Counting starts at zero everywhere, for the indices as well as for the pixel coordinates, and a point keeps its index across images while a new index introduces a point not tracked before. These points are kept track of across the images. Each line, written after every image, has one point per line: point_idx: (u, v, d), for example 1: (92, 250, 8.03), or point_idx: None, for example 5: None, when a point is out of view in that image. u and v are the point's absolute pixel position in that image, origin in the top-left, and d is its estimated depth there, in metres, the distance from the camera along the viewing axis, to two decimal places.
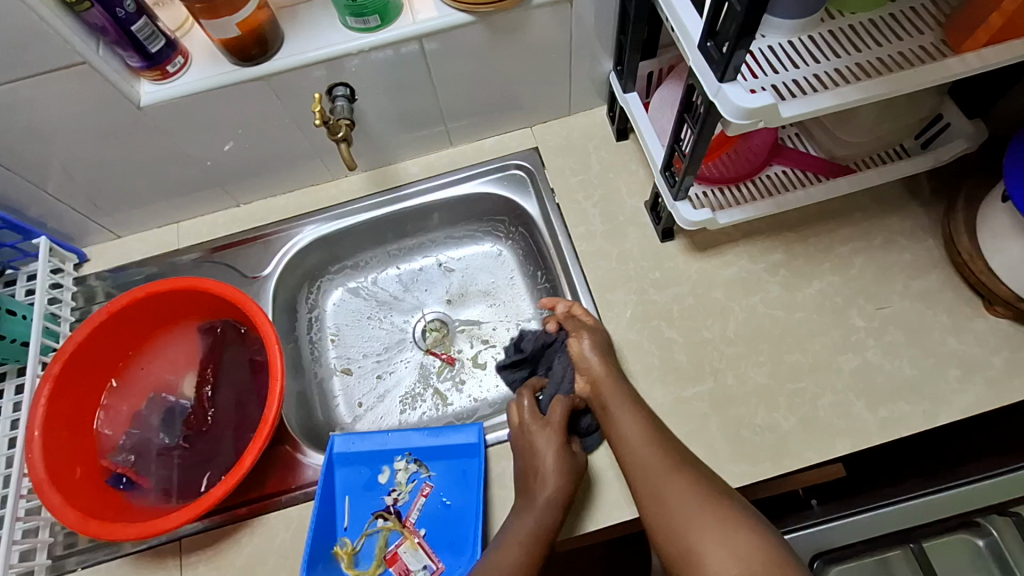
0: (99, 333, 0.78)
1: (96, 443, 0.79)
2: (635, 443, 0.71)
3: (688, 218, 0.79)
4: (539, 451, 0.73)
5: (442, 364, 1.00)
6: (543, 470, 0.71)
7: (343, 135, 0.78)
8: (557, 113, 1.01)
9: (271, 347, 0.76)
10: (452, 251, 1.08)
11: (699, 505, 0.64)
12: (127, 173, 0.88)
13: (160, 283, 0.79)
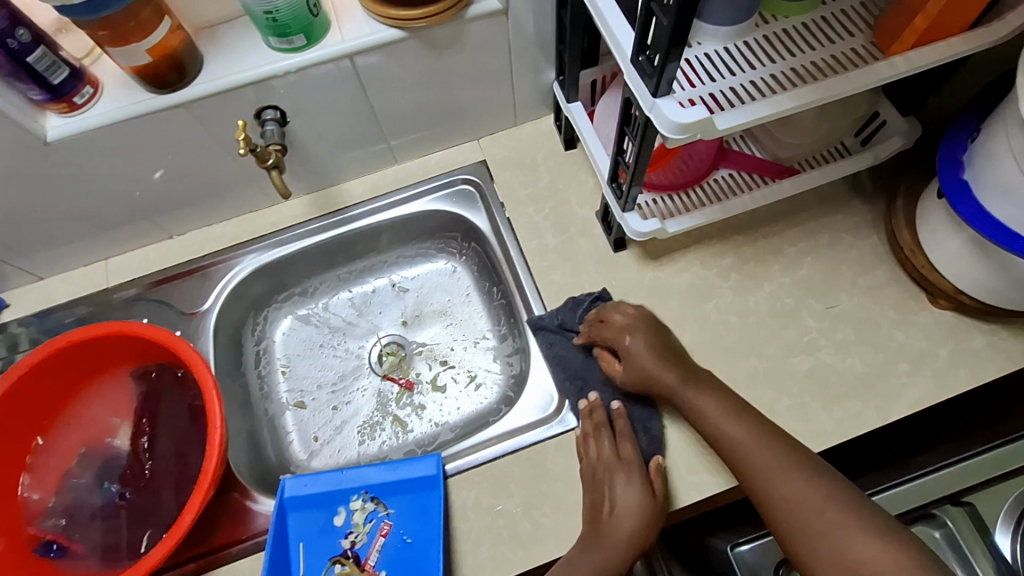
0: (16, 390, 0.72)
1: (21, 509, 0.73)
2: (732, 438, 0.68)
3: (637, 230, 0.78)
4: (615, 490, 0.71)
5: (400, 390, 0.97)
6: (618, 508, 0.70)
7: (274, 161, 0.73)
8: (502, 124, 0.99)
9: (208, 392, 0.71)
10: (404, 271, 1.05)
11: (804, 504, 0.62)
12: (43, 212, 0.81)
13: (83, 330, 0.73)
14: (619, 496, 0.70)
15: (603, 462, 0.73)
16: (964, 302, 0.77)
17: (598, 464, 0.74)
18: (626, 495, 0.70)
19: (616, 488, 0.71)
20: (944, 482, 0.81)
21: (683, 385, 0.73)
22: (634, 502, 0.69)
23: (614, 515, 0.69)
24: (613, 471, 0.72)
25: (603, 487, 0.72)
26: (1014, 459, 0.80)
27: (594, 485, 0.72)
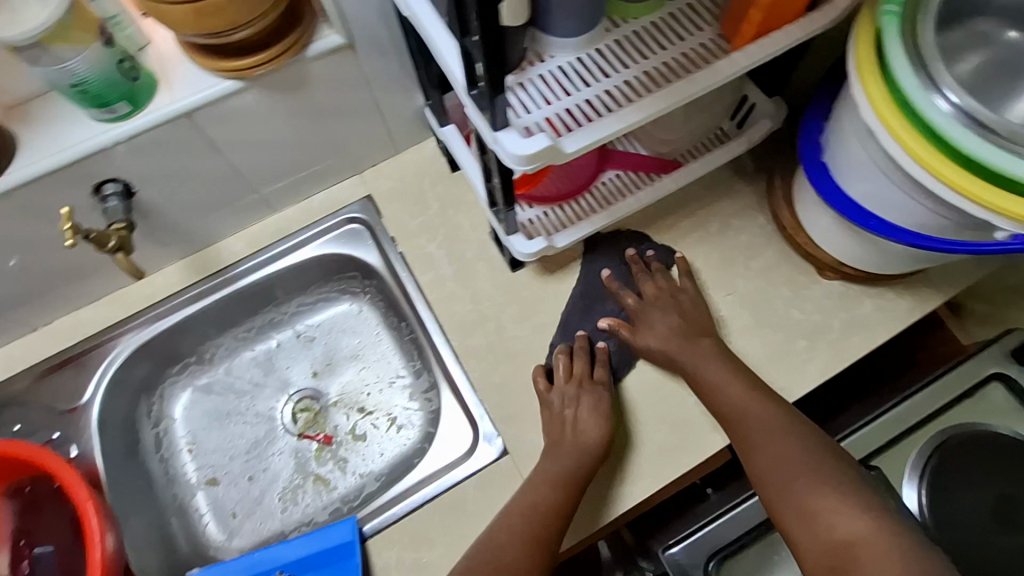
0: None
1: None
2: (736, 407, 0.71)
3: (524, 251, 0.77)
4: (582, 412, 0.75)
5: (319, 446, 0.93)
6: (579, 431, 0.74)
7: (115, 244, 0.68)
8: (383, 155, 0.94)
9: (87, 508, 0.66)
10: (308, 319, 1.00)
11: (802, 478, 0.64)
12: None
13: None
14: (581, 417, 0.74)
15: (570, 386, 0.77)
16: (848, 272, 0.80)
17: (568, 386, 0.77)
18: (588, 414, 0.74)
19: (582, 407, 0.75)
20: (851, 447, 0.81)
21: (695, 347, 0.76)
22: (594, 425, 0.73)
23: (575, 437, 0.73)
24: (576, 395, 0.76)
25: (567, 409, 0.75)
26: (912, 414, 0.81)
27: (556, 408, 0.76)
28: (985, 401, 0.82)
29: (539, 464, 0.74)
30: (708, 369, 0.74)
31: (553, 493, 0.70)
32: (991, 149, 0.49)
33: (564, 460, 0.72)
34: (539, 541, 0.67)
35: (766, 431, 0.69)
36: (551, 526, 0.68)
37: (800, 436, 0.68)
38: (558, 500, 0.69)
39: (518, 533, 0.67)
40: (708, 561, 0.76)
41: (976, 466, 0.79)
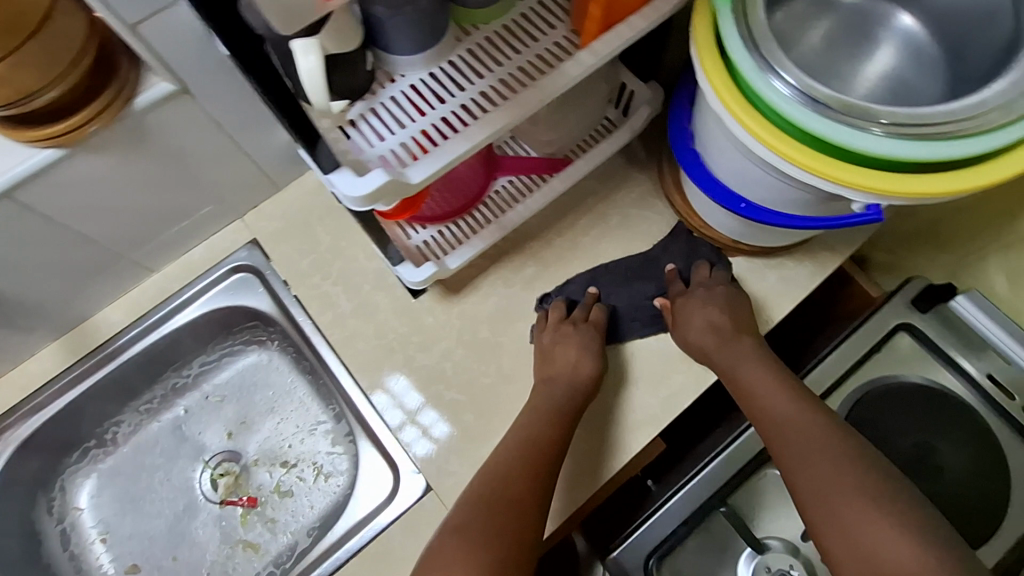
0: None
1: None
2: (775, 408, 0.67)
3: (413, 280, 0.74)
4: (568, 347, 0.77)
5: (245, 510, 0.88)
6: (563, 363, 0.76)
7: None
8: (262, 194, 0.88)
9: None
10: (215, 377, 0.94)
11: (845, 492, 0.59)
12: None
13: None
14: (571, 355, 0.76)
15: (564, 328, 0.79)
16: (743, 248, 0.80)
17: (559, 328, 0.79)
18: (581, 352, 0.76)
19: (577, 346, 0.77)
20: None
21: (735, 348, 0.74)
22: (583, 362, 0.76)
23: (565, 373, 0.75)
24: (569, 336, 0.78)
25: (562, 350, 0.77)
26: (828, 375, 0.81)
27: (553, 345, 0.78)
28: (895, 350, 0.82)
29: (530, 404, 0.75)
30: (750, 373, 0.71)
31: (543, 431, 0.71)
32: (828, 124, 0.49)
33: (556, 393, 0.74)
34: (536, 471, 0.67)
35: (811, 437, 0.64)
36: (545, 457, 0.69)
37: (846, 445, 0.62)
38: (549, 433, 0.71)
39: (516, 468, 0.67)
40: (647, 560, 0.76)
41: (891, 418, 0.80)
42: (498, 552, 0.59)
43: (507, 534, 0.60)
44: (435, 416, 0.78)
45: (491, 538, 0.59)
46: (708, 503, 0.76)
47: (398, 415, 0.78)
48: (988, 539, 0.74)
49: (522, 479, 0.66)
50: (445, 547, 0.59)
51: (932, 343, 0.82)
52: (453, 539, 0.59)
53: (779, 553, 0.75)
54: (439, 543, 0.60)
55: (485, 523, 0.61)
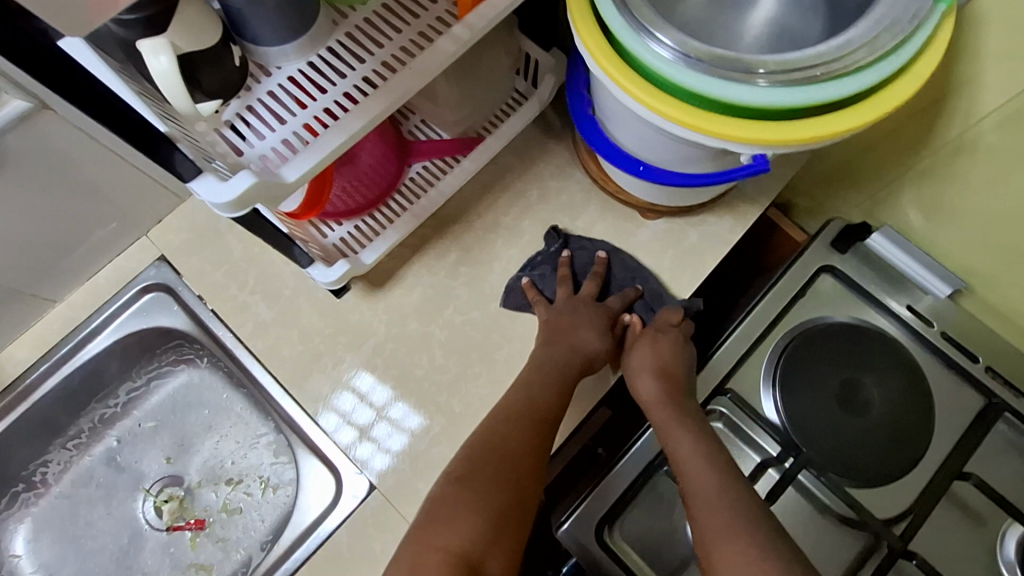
0: None
1: None
2: (699, 487, 0.65)
3: (326, 280, 0.72)
4: (577, 326, 0.75)
5: (193, 533, 0.85)
6: (566, 338, 0.75)
7: None
8: (164, 207, 0.83)
9: None
10: (145, 403, 0.90)
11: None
12: None
13: None
14: (582, 330, 0.75)
15: (571, 300, 0.78)
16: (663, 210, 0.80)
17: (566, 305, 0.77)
18: (591, 327, 0.76)
19: (590, 322, 0.76)
20: (708, 377, 0.79)
21: (671, 409, 0.72)
22: (592, 336, 0.75)
23: (571, 342, 0.74)
24: (579, 312, 0.77)
25: (572, 321, 0.76)
26: (758, 324, 0.81)
27: (562, 312, 0.77)
28: (819, 294, 0.84)
29: (532, 359, 0.75)
30: (677, 443, 0.69)
31: (546, 392, 0.71)
32: (704, 80, 0.48)
33: (556, 354, 0.74)
34: (536, 433, 0.68)
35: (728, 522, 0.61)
36: (541, 417, 0.69)
37: (768, 534, 0.60)
38: (552, 398, 0.71)
39: (516, 426, 0.68)
40: (598, 531, 0.75)
41: (818, 359, 0.80)
42: (491, 509, 0.62)
43: (501, 493, 0.63)
44: (408, 409, 0.76)
45: (484, 496, 0.62)
46: (648, 466, 0.77)
47: (368, 412, 0.76)
48: (914, 464, 0.77)
49: (525, 438, 0.67)
50: (446, 499, 0.62)
51: (855, 282, 0.83)
52: (454, 490, 0.63)
53: None
54: (438, 491, 0.63)
55: (482, 479, 0.64)
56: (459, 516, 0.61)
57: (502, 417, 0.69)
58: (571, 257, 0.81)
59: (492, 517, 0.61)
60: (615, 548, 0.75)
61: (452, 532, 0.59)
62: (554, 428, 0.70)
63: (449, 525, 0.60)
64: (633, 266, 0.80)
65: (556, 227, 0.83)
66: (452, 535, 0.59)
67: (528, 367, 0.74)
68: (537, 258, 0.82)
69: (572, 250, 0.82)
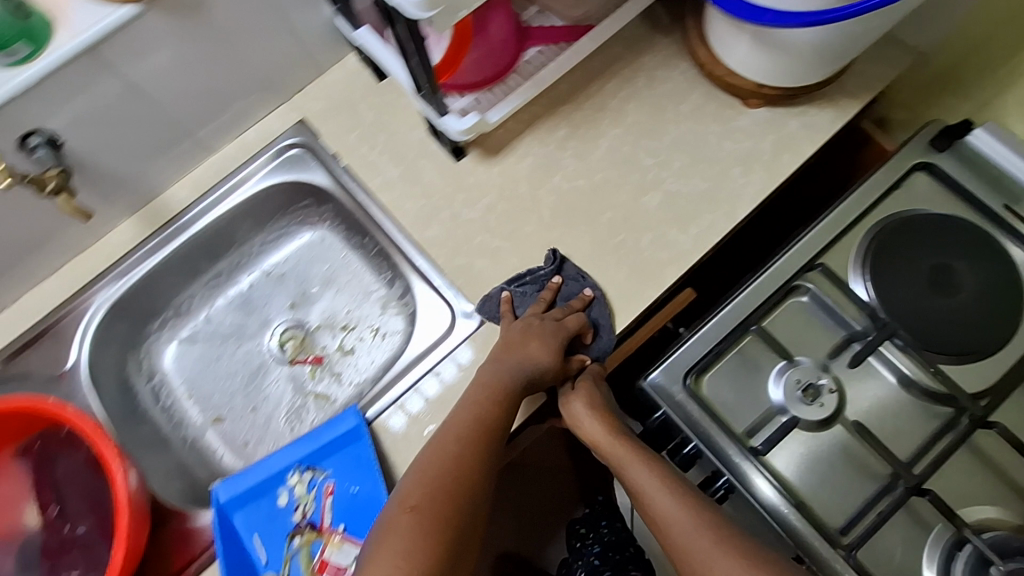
0: None
1: None
2: (674, 518, 0.67)
3: (457, 129, 0.79)
4: (529, 345, 0.74)
5: (312, 367, 0.97)
6: (515, 356, 0.74)
7: (55, 186, 0.72)
8: (306, 77, 0.93)
9: (69, 417, 0.70)
10: (273, 257, 1.01)
11: None
12: None
13: None
14: (534, 345, 0.74)
15: (534, 317, 0.77)
16: (769, 93, 0.83)
17: (524, 323, 0.77)
18: (547, 351, 0.74)
19: (549, 346, 0.75)
20: (796, 256, 0.84)
21: (622, 446, 0.74)
22: (546, 360, 0.74)
23: (522, 357, 0.74)
24: (535, 327, 0.76)
25: (524, 336, 0.75)
26: (851, 213, 0.85)
27: (519, 330, 0.76)
28: (913, 189, 0.87)
29: (481, 367, 0.75)
30: (641, 480, 0.71)
31: (494, 416, 0.71)
32: None
33: (505, 368, 0.73)
34: (482, 454, 0.68)
35: (710, 544, 0.64)
36: (485, 430, 0.69)
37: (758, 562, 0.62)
38: (498, 416, 0.71)
39: (468, 451, 0.68)
40: (686, 379, 0.82)
41: (906, 248, 0.83)
42: (444, 540, 0.60)
43: (454, 521, 0.62)
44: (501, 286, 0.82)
45: (442, 521, 0.61)
46: (737, 326, 0.83)
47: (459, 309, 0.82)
48: (999, 349, 0.79)
49: (476, 449, 0.68)
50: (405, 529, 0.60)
51: (951, 179, 0.85)
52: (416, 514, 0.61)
53: (808, 367, 0.81)
54: (392, 521, 0.61)
55: (437, 506, 0.62)
56: (409, 547, 0.58)
57: (455, 438, 0.68)
58: (561, 284, 0.80)
59: (446, 546, 0.60)
60: (702, 398, 0.81)
61: (404, 561, 0.57)
62: (495, 443, 0.70)
63: (403, 552, 0.58)
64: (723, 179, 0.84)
65: (556, 250, 0.82)
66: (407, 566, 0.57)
67: (475, 380, 0.75)
68: (527, 277, 0.81)
69: (563, 275, 0.81)
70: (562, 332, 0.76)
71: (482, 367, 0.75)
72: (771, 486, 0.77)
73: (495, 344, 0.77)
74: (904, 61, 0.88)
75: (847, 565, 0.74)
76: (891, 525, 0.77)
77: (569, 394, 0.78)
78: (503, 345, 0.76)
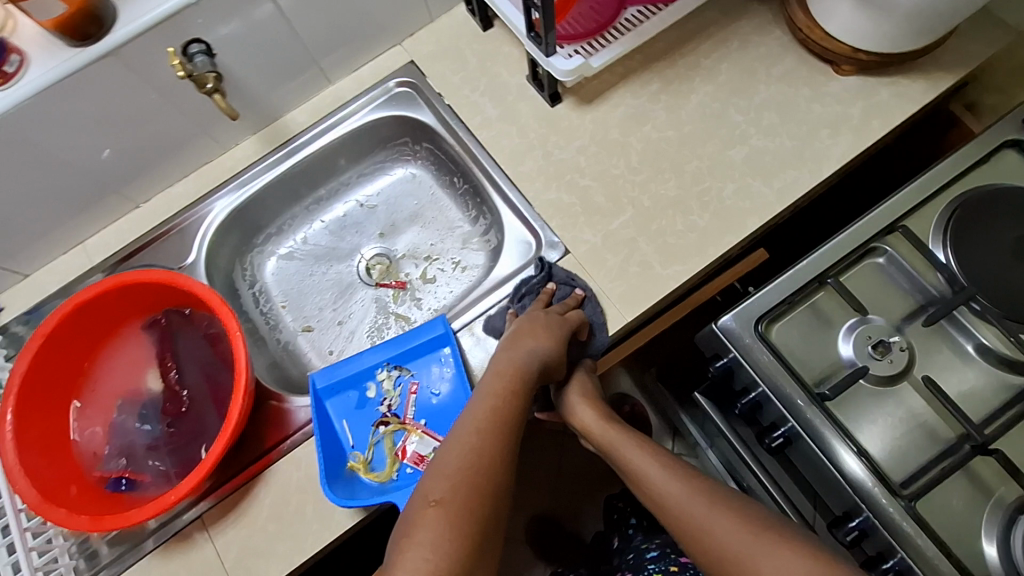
0: (66, 327, 0.79)
1: (91, 442, 0.81)
2: (669, 490, 0.69)
3: (562, 69, 0.85)
4: (534, 339, 0.77)
5: (395, 291, 1.04)
6: (522, 347, 0.77)
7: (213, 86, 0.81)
8: (419, 22, 1.01)
9: (198, 292, 0.79)
10: (367, 188, 1.09)
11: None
12: (27, 200, 0.85)
13: (131, 273, 0.79)
14: (542, 335, 0.78)
15: (537, 312, 0.81)
16: (863, 59, 0.85)
17: (527, 320, 0.80)
18: (554, 348, 0.78)
19: (554, 341, 0.78)
20: (877, 219, 0.86)
21: (612, 432, 0.78)
22: (551, 349, 0.77)
23: (532, 349, 0.77)
24: (538, 322, 0.79)
25: (530, 328, 0.79)
26: (934, 183, 0.87)
27: (525, 325, 0.79)
28: (1002, 164, 0.88)
29: (496, 358, 0.77)
30: (631, 453, 0.75)
31: (509, 407, 0.72)
32: None
33: (518, 356, 0.76)
34: (500, 444, 0.68)
35: (704, 505, 0.66)
36: (502, 422, 0.70)
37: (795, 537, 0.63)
38: (514, 405, 0.72)
39: (487, 442, 0.67)
40: (757, 326, 0.85)
41: (987, 218, 0.84)
42: (470, 531, 0.59)
43: (479, 511, 0.61)
44: (588, 222, 0.87)
45: (467, 513, 0.60)
46: (814, 279, 0.85)
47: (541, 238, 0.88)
48: None
49: (494, 436, 0.68)
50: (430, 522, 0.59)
51: None
52: (437, 510, 0.60)
53: (879, 324, 0.83)
54: (416, 517, 0.60)
55: (460, 498, 0.62)
56: (435, 540, 0.57)
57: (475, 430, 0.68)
58: (554, 289, 0.84)
59: (473, 537, 0.59)
60: (772, 346, 0.84)
61: (433, 552, 0.56)
62: (512, 431, 0.70)
63: (431, 545, 0.57)
64: (809, 139, 0.87)
65: (541, 258, 0.86)
66: (437, 557, 0.56)
67: (491, 372, 0.75)
68: (522, 290, 0.85)
69: (555, 280, 0.84)
70: (563, 329, 0.79)
71: (494, 360, 0.77)
72: (857, 459, 0.78)
73: (504, 338, 0.80)
74: (1002, 40, 0.89)
75: (906, 516, 0.75)
76: (951, 486, 0.78)
77: (575, 389, 0.83)
78: (511, 339, 0.79)
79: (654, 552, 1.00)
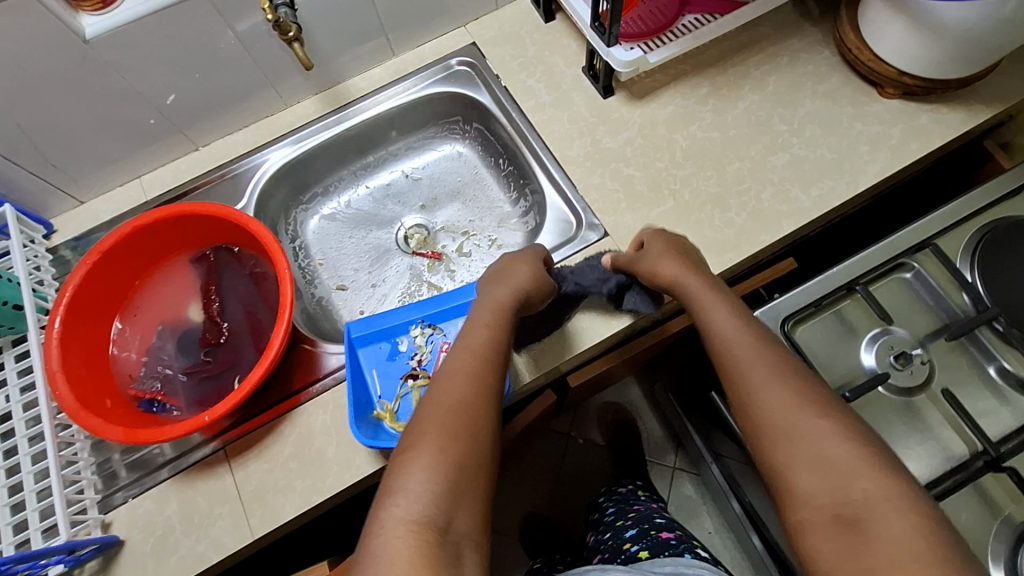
0: (121, 248, 0.82)
1: (129, 362, 0.84)
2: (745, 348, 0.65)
3: (622, 60, 0.90)
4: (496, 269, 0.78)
5: (430, 261, 1.07)
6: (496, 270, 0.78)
7: (294, 34, 0.85)
8: (485, 8, 1.06)
9: (251, 227, 0.82)
10: (414, 161, 1.13)
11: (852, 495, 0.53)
12: (96, 126, 0.89)
13: (191, 203, 0.82)
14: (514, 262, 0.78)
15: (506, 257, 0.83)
16: (907, 82, 0.89)
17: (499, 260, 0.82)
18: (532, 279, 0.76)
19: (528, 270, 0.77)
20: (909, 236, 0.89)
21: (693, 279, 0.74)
22: (522, 269, 0.77)
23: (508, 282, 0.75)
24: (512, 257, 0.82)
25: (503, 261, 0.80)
26: (965, 208, 0.91)
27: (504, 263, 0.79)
28: None
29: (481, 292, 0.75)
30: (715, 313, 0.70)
31: (485, 336, 0.67)
32: None
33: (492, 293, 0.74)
34: (481, 372, 0.64)
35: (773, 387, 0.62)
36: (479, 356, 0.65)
37: None
38: (490, 337, 0.67)
39: (463, 372, 0.63)
40: (782, 325, 0.87)
41: (1016, 245, 0.87)
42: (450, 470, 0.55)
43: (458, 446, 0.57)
44: (630, 207, 0.91)
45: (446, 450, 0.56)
46: (843, 287, 0.88)
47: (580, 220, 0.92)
48: None
49: (469, 367, 0.64)
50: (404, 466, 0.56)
51: None
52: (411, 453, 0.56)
53: (901, 337, 0.85)
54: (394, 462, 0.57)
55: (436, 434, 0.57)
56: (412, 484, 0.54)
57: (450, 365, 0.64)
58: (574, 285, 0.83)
59: (452, 476, 0.55)
60: (796, 345, 0.86)
61: (406, 499, 0.53)
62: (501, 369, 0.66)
63: (406, 491, 0.54)
64: (849, 152, 0.91)
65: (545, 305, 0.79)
66: (411, 505, 0.52)
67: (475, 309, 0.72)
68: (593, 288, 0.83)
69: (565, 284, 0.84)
70: (537, 269, 0.78)
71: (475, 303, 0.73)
72: None
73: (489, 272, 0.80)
74: None
75: None
76: (962, 500, 0.79)
77: (643, 256, 0.80)
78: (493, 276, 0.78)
79: (633, 530, 0.97)
